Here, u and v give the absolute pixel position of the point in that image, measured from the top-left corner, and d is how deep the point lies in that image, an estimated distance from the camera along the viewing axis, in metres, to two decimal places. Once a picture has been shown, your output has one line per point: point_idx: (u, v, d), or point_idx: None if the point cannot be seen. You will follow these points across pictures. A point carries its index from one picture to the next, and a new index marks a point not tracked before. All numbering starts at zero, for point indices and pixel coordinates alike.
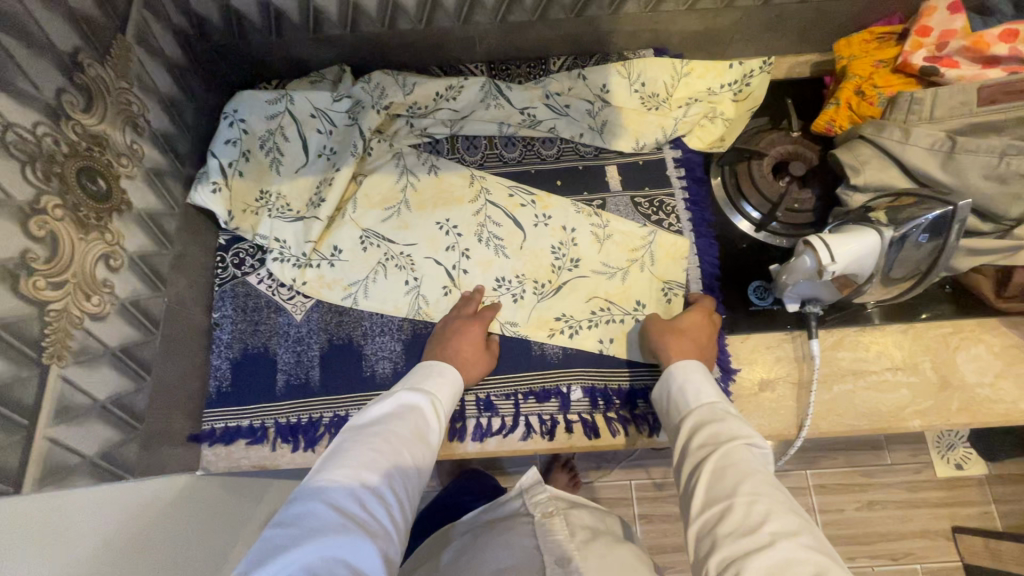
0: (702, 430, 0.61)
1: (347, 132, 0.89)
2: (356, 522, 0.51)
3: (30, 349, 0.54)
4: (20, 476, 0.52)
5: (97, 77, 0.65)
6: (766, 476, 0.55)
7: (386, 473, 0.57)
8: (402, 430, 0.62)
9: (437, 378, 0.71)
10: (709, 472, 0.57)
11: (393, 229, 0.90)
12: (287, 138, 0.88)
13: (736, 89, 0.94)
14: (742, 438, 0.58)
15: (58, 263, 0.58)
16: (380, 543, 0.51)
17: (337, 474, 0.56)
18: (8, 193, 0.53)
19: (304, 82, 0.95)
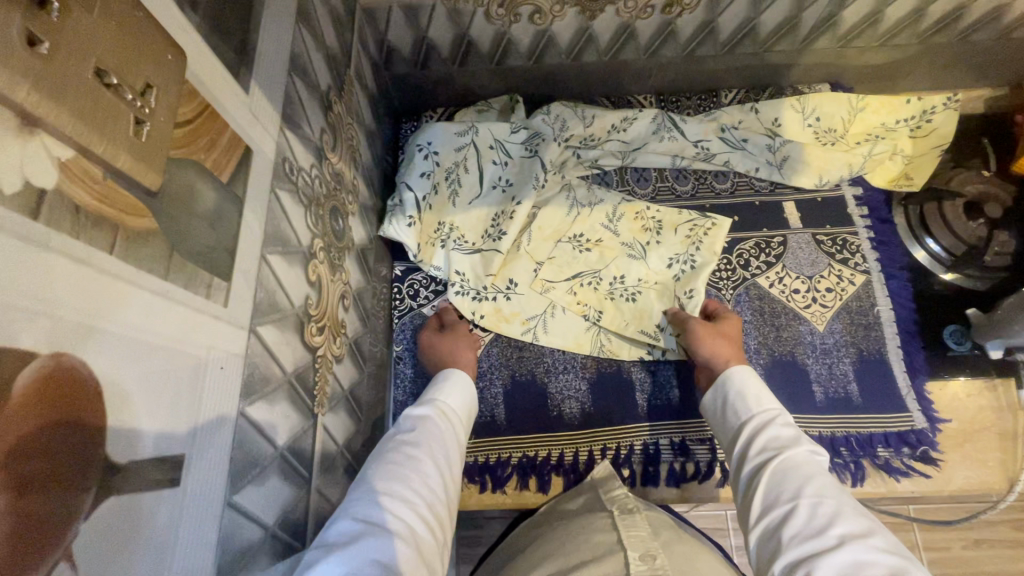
0: (759, 434, 0.57)
1: (525, 162, 0.88)
2: (386, 530, 0.46)
3: (308, 398, 0.53)
4: (304, 531, 0.51)
5: (338, 115, 0.64)
6: (829, 482, 0.51)
7: (405, 479, 0.52)
8: (417, 437, 0.58)
9: (448, 387, 0.68)
10: (771, 475, 0.52)
11: (570, 261, 0.86)
12: (468, 167, 0.88)
13: (914, 124, 0.91)
14: (801, 444, 0.54)
15: (321, 308, 0.56)
16: (410, 547, 0.46)
17: (358, 492, 0.51)
18: (299, 239, 0.51)
19: (470, 111, 0.93)
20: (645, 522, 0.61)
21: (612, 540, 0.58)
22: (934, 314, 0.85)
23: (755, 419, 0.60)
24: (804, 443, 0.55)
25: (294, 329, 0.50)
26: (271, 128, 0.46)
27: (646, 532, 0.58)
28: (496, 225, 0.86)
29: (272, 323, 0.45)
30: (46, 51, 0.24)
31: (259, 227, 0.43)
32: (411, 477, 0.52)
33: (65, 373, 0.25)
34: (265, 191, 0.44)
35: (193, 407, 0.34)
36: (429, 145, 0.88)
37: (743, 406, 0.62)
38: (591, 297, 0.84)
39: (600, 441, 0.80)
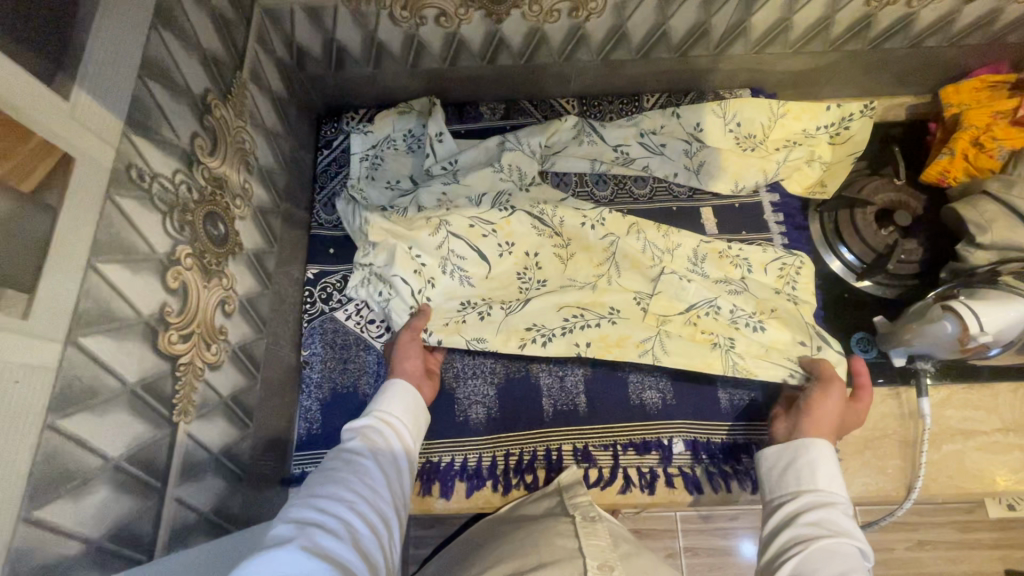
0: (815, 511, 0.59)
1: (494, 198, 0.87)
2: (321, 529, 0.49)
3: (163, 408, 0.52)
4: (152, 542, 0.50)
5: (222, 118, 0.63)
6: (858, 564, 0.52)
7: (341, 488, 0.55)
8: (361, 450, 0.61)
9: (395, 395, 0.71)
10: (805, 554, 0.53)
11: (536, 292, 0.84)
12: (437, 199, 0.86)
13: (833, 131, 0.92)
14: (845, 528, 0.56)
15: (186, 315, 0.56)
16: (348, 541, 0.49)
17: (299, 501, 0.54)
18: (153, 247, 0.51)
19: (392, 112, 0.92)
20: (603, 531, 0.66)
21: (572, 546, 0.63)
22: (842, 320, 0.85)
23: (819, 494, 0.60)
24: (852, 530, 0.56)
25: (142, 338, 0.49)
26: (107, 134, 0.45)
27: (606, 543, 0.63)
28: (460, 264, 0.83)
29: (104, 333, 0.44)
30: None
31: (87, 237, 0.43)
32: (348, 485, 0.56)
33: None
34: (95, 200, 0.44)
35: None
36: (368, 154, 0.91)
37: (811, 478, 0.62)
38: (554, 320, 0.80)
39: (505, 446, 0.80)
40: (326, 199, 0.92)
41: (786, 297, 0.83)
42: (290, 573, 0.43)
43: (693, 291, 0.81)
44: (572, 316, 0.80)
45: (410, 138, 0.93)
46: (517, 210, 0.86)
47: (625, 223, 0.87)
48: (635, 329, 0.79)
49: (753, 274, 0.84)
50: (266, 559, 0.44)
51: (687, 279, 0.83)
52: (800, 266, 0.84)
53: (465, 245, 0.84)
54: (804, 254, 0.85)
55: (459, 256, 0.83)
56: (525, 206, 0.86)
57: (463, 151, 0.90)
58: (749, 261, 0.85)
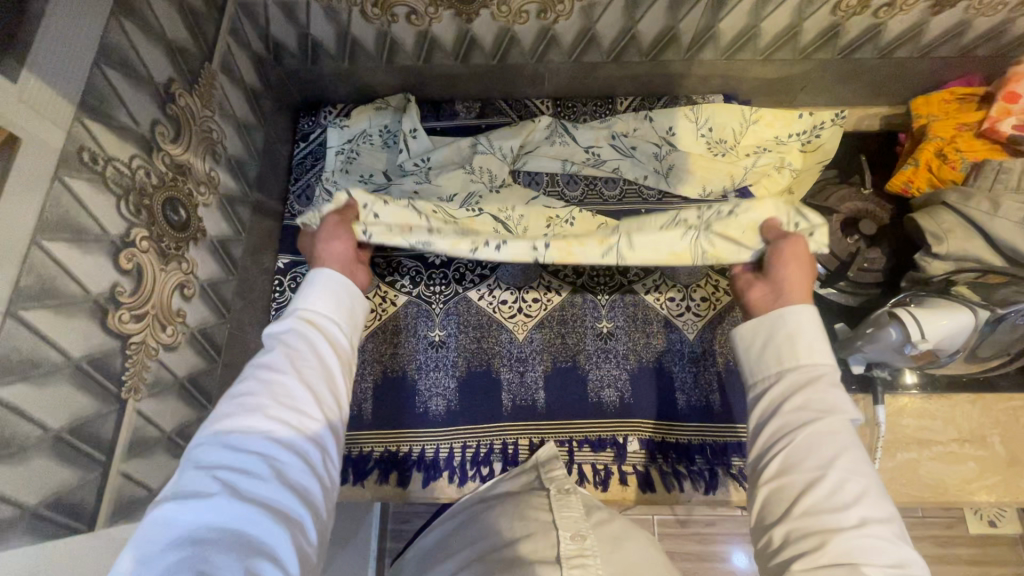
0: (807, 395, 0.52)
1: (465, 198, 0.85)
2: (240, 470, 0.45)
3: (111, 384, 0.54)
4: (93, 514, 0.52)
5: (186, 107, 0.65)
6: (858, 451, 0.49)
7: (256, 411, 0.49)
8: (278, 358, 0.53)
9: (318, 287, 0.60)
10: (794, 445, 0.50)
11: (498, 289, 0.86)
12: (408, 196, 0.86)
13: (804, 139, 0.91)
14: (844, 412, 0.50)
15: (140, 296, 0.57)
16: (276, 471, 0.47)
17: (209, 432, 0.48)
18: (104, 227, 0.52)
19: (369, 108, 0.94)
20: (576, 503, 0.62)
21: (546, 519, 0.60)
22: None
23: (802, 370, 0.54)
24: (845, 400, 0.51)
25: (90, 315, 0.51)
26: (57, 118, 0.47)
27: (578, 512, 0.60)
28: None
29: (47, 308, 0.46)
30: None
31: (31, 214, 0.44)
32: (267, 408, 0.49)
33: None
34: (41, 179, 0.45)
35: None
36: (344, 146, 0.92)
37: (794, 350, 0.55)
38: (511, 317, 0.85)
39: (463, 439, 0.81)
40: (299, 190, 0.93)
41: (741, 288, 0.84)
42: (204, 526, 0.42)
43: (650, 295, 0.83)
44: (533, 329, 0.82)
45: (386, 134, 0.94)
46: (489, 211, 0.84)
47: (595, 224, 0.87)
48: (584, 343, 0.83)
49: (718, 272, 0.85)
50: (171, 519, 0.42)
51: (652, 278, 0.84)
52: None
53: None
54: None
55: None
56: (497, 206, 0.84)
57: (435, 148, 0.90)
58: (713, 259, 0.86)
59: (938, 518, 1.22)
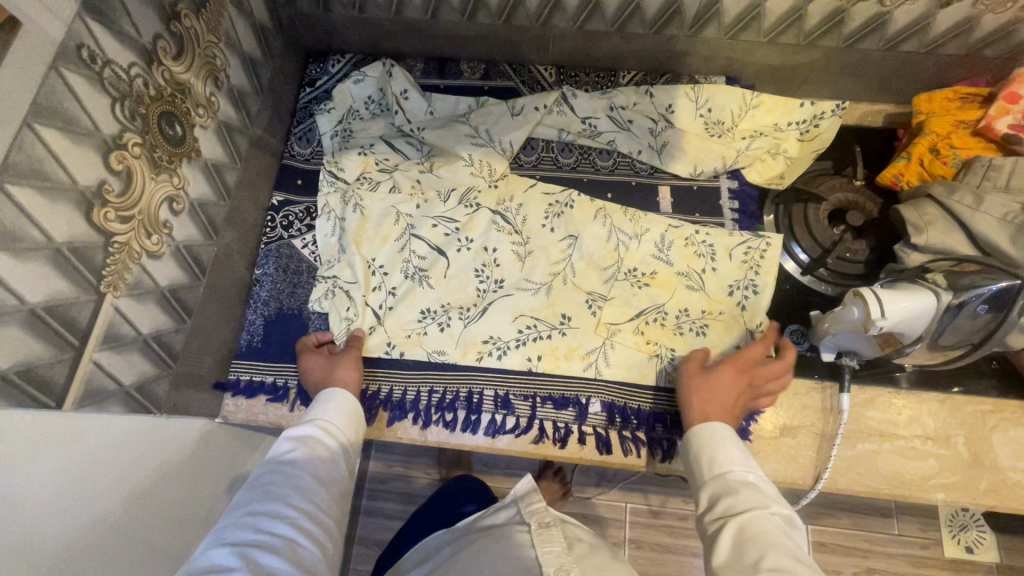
0: (719, 501, 0.61)
1: (462, 195, 0.91)
2: (260, 551, 0.55)
3: (91, 275, 0.57)
4: (63, 392, 0.55)
5: (191, 28, 0.68)
6: (786, 546, 0.54)
7: (283, 494, 0.61)
8: (293, 471, 0.64)
9: (333, 400, 0.74)
10: (727, 551, 0.56)
11: (493, 295, 0.87)
12: (411, 186, 0.92)
13: (803, 128, 0.92)
14: (754, 508, 0.58)
15: (128, 198, 0.60)
16: (286, 562, 0.55)
17: (223, 537, 0.57)
18: (96, 124, 0.55)
19: (347, 83, 0.96)
20: (559, 537, 0.74)
21: (531, 556, 0.71)
22: (781, 311, 0.86)
23: (721, 475, 0.64)
24: (762, 497, 0.60)
25: (76, 205, 0.54)
26: (59, 10, 0.50)
27: (560, 548, 0.71)
28: (420, 265, 0.89)
29: (33, 188, 0.49)
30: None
31: (25, 97, 0.47)
32: (292, 490, 0.62)
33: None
34: (38, 64, 0.48)
35: None
36: (336, 129, 0.95)
37: (714, 460, 0.65)
38: (510, 332, 0.84)
39: (430, 383, 0.83)
40: (301, 133, 0.97)
41: (746, 284, 0.85)
42: None
43: (645, 296, 0.86)
44: (526, 326, 0.85)
45: (371, 105, 0.98)
46: (481, 207, 0.91)
47: (592, 207, 0.90)
48: (584, 340, 0.84)
49: (717, 263, 0.86)
50: None
51: (648, 271, 0.88)
52: (765, 248, 0.85)
53: (429, 247, 0.89)
54: (772, 236, 0.85)
55: (421, 258, 0.89)
56: (490, 204, 0.91)
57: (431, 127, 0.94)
58: (714, 249, 0.87)
59: (913, 537, 1.21)
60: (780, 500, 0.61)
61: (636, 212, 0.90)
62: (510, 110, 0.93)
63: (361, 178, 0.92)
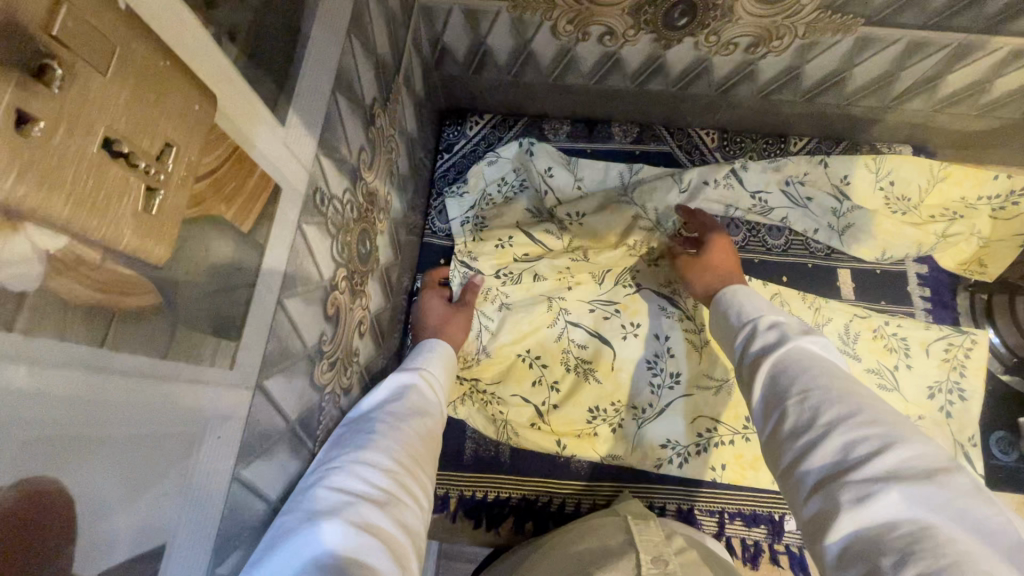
0: (752, 343, 0.52)
1: (617, 276, 0.82)
2: (369, 499, 0.42)
3: (309, 442, 0.49)
4: None
5: (380, 127, 0.59)
6: (819, 374, 0.44)
7: (387, 440, 0.49)
8: (398, 416, 0.53)
9: (429, 355, 0.65)
10: (767, 376, 0.47)
11: (667, 394, 0.77)
12: (558, 273, 0.82)
13: (997, 205, 0.83)
14: (796, 341, 0.48)
15: (334, 342, 0.52)
16: (394, 519, 0.42)
17: (318, 477, 0.44)
18: (321, 274, 0.48)
19: (479, 163, 0.89)
20: (659, 529, 0.61)
21: (625, 541, 0.59)
22: (985, 415, 0.78)
23: (745, 328, 0.54)
24: (791, 332, 0.50)
25: (305, 371, 0.46)
26: (304, 158, 0.42)
27: (660, 538, 0.59)
28: (582, 356, 0.79)
29: (279, 372, 0.42)
30: (59, 89, 0.19)
31: (278, 270, 0.40)
32: (394, 438, 0.50)
33: (24, 492, 0.21)
34: (288, 230, 0.40)
35: (184, 479, 0.31)
36: (468, 216, 0.86)
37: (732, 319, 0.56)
38: (689, 438, 0.76)
39: (605, 495, 0.77)
40: (440, 205, 0.89)
41: (948, 387, 0.77)
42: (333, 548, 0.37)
43: None
44: (706, 430, 0.76)
45: (506, 186, 0.89)
46: (642, 288, 0.81)
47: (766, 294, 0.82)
48: None
49: (912, 359, 0.78)
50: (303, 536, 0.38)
51: None
52: (970, 346, 0.78)
53: (588, 334, 0.79)
54: (978, 333, 0.78)
55: (580, 346, 0.79)
56: (652, 285, 0.81)
57: (584, 200, 0.87)
58: (907, 343, 0.79)
59: None
60: (804, 330, 0.51)
61: (815, 299, 0.82)
62: (677, 186, 0.85)
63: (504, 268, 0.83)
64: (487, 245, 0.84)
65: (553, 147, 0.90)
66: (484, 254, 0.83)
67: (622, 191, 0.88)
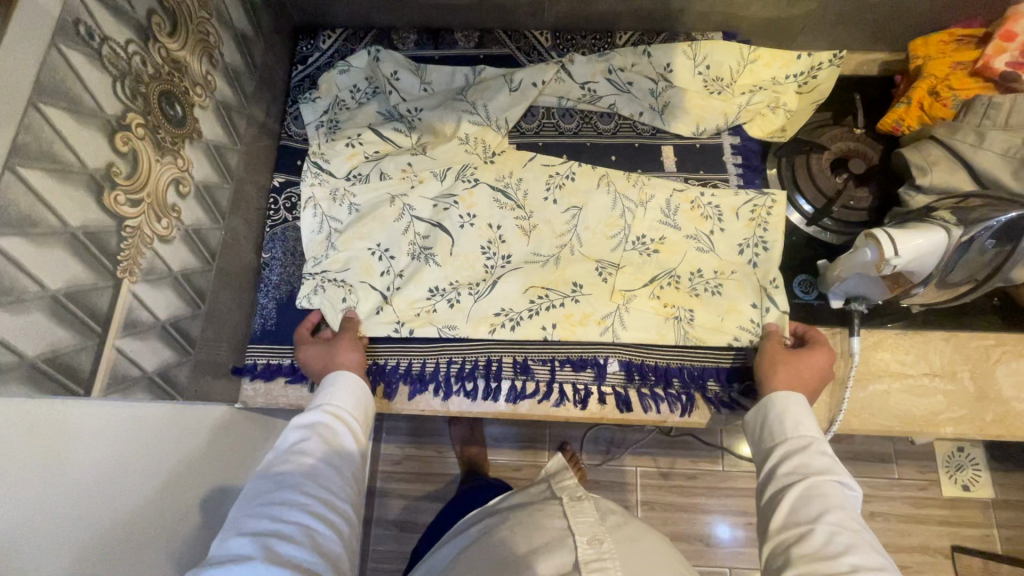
0: (795, 456, 0.64)
1: (458, 172, 0.89)
2: (279, 538, 0.53)
3: (107, 261, 0.56)
4: (90, 379, 0.54)
5: (182, 2, 0.66)
6: (852, 517, 0.57)
7: (296, 482, 0.59)
8: (307, 455, 0.62)
9: (341, 387, 0.72)
10: (795, 497, 0.59)
11: (502, 270, 0.85)
12: (401, 171, 0.89)
13: (801, 80, 0.92)
14: (834, 475, 0.60)
15: (137, 180, 0.59)
16: (305, 549, 0.54)
17: (239, 523, 0.56)
18: (100, 105, 0.54)
19: (332, 72, 0.95)
20: (591, 508, 0.67)
21: (561, 527, 0.64)
22: (789, 261, 0.87)
23: (792, 440, 0.66)
24: (834, 465, 0.62)
25: (85, 189, 0.53)
26: None
27: (593, 517, 0.65)
28: (426, 244, 0.86)
29: (45, 172, 0.48)
30: None
31: (28, 74, 0.46)
32: (304, 479, 0.60)
33: None
34: (38, 42, 0.46)
35: None
36: (322, 119, 0.93)
37: (782, 430, 0.67)
38: (522, 303, 0.83)
39: (449, 353, 0.83)
40: (296, 112, 0.95)
41: (754, 243, 0.85)
42: None
43: (654, 263, 0.86)
44: (539, 297, 0.83)
45: (358, 93, 0.95)
46: (480, 182, 0.88)
47: (595, 176, 0.89)
48: (599, 305, 0.83)
49: (724, 223, 0.87)
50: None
51: (656, 238, 0.87)
52: (771, 205, 0.86)
53: (430, 226, 0.87)
54: (777, 193, 0.86)
55: (424, 237, 0.87)
56: (489, 180, 0.89)
57: (428, 100, 0.94)
58: (720, 209, 0.87)
59: (913, 479, 1.32)
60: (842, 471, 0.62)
61: (639, 178, 0.89)
62: (508, 85, 0.92)
63: (354, 175, 0.90)
64: (339, 153, 0.91)
65: (402, 55, 0.96)
66: (337, 159, 0.91)
67: (461, 92, 0.94)
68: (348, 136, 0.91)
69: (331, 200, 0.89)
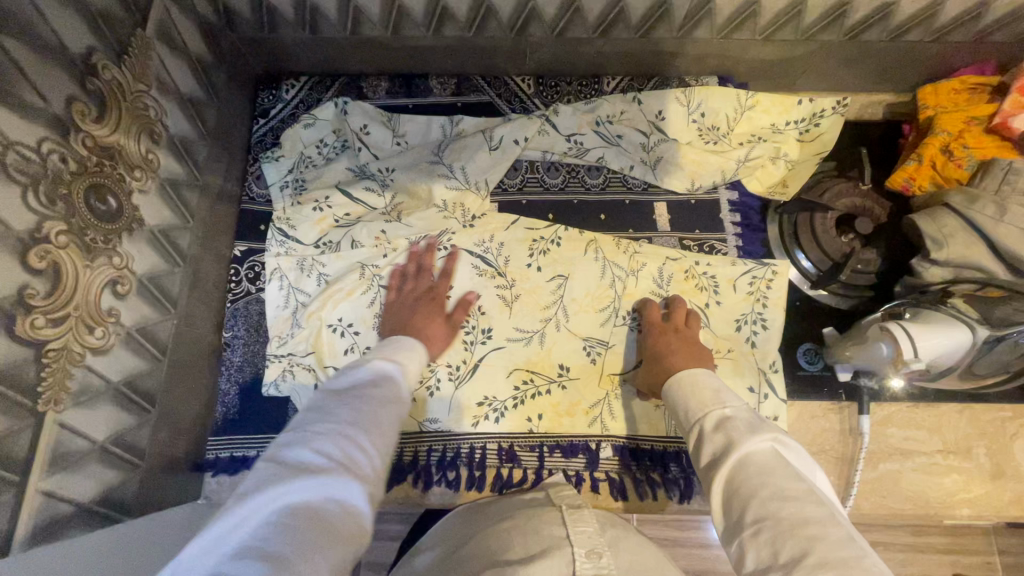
0: (704, 445, 0.56)
1: (435, 240, 0.82)
2: (336, 467, 0.44)
3: (25, 397, 0.49)
4: (8, 539, 0.47)
5: (112, 80, 0.58)
6: (779, 482, 0.48)
7: (352, 415, 0.49)
8: (379, 391, 0.54)
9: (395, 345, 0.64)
10: (719, 495, 0.51)
11: (481, 349, 0.79)
12: (375, 237, 0.82)
13: (803, 128, 0.86)
14: (737, 448, 0.52)
15: (60, 298, 0.51)
16: (355, 488, 0.43)
17: (307, 429, 0.47)
18: (6, 222, 0.46)
19: (297, 126, 0.87)
20: (591, 517, 0.57)
21: (560, 535, 0.54)
22: (792, 328, 0.81)
23: (693, 426, 0.59)
24: (737, 433, 0.54)
25: None
26: None
27: (594, 528, 0.54)
28: None
29: None
30: None
31: None
32: (343, 411, 0.50)
33: None
34: None
35: None
36: (286, 179, 0.85)
37: (685, 420, 0.60)
38: (505, 391, 0.78)
39: (428, 442, 0.77)
40: (257, 171, 0.87)
41: (753, 318, 0.80)
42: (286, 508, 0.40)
43: None
44: (523, 382, 0.78)
45: (325, 148, 0.88)
46: (458, 249, 0.82)
47: (582, 242, 0.83)
48: (586, 393, 0.78)
49: (721, 297, 0.80)
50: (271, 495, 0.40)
51: None
52: (771, 278, 0.80)
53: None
54: (777, 262, 0.80)
55: None
56: (468, 245, 0.82)
57: (403, 155, 0.87)
58: (717, 281, 0.81)
59: None
60: (751, 426, 0.54)
61: (630, 244, 0.83)
62: (488, 143, 0.86)
63: (320, 243, 0.83)
64: (304, 216, 0.83)
65: (372, 105, 0.89)
66: (304, 226, 0.83)
67: (437, 147, 0.87)
68: (313, 200, 0.84)
69: (295, 270, 0.81)
